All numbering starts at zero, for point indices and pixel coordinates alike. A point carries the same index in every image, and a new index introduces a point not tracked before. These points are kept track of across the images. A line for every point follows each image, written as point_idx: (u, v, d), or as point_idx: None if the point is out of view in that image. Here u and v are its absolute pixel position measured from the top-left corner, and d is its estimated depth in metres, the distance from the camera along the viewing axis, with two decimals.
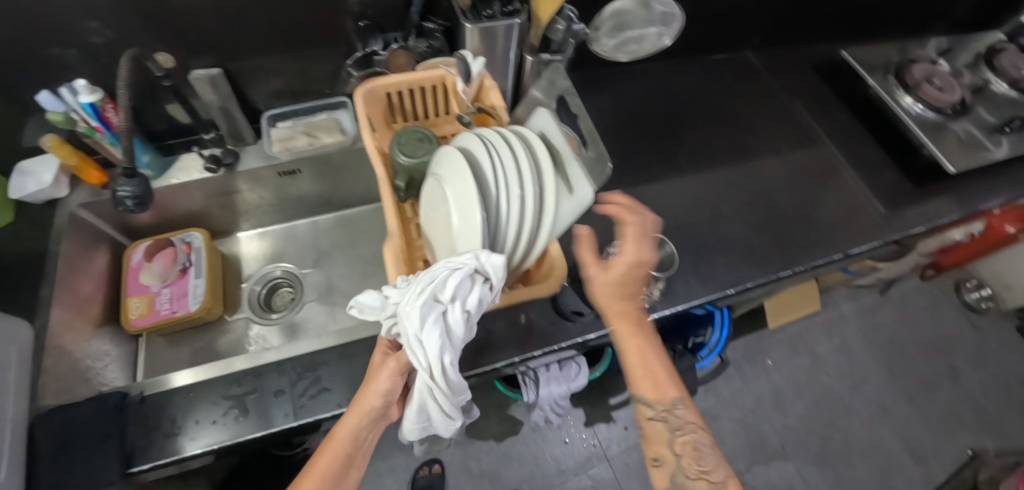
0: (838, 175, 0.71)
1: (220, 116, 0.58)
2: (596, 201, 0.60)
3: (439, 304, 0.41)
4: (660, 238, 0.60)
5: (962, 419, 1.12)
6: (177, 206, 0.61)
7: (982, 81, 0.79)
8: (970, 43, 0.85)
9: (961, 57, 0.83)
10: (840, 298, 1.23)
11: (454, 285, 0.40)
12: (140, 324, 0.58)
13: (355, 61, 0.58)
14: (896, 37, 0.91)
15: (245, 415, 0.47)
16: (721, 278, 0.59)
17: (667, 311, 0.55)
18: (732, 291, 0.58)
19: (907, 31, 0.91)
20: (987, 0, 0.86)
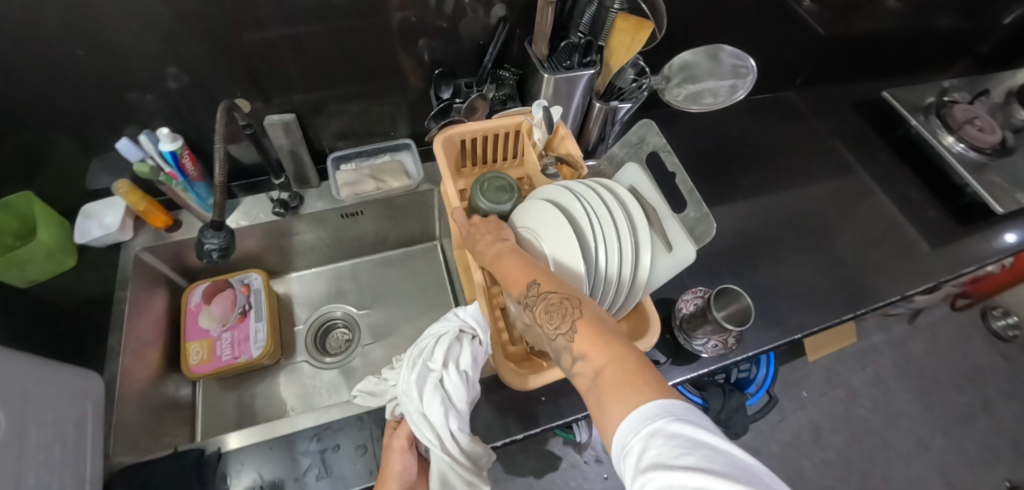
0: (882, 211, 0.72)
1: (290, 159, 0.55)
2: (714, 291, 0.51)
3: (432, 370, 0.38)
4: (734, 288, 0.51)
5: (1001, 451, 1.03)
6: (237, 247, 0.59)
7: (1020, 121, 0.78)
8: (1000, 80, 0.85)
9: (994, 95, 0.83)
10: (871, 328, 1.12)
11: (443, 348, 0.38)
12: (200, 370, 0.54)
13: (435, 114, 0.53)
14: (922, 75, 0.92)
15: (325, 473, 0.43)
16: (786, 323, 0.58)
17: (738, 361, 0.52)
18: (799, 336, 0.57)
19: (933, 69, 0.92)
20: (1014, 40, 0.88)
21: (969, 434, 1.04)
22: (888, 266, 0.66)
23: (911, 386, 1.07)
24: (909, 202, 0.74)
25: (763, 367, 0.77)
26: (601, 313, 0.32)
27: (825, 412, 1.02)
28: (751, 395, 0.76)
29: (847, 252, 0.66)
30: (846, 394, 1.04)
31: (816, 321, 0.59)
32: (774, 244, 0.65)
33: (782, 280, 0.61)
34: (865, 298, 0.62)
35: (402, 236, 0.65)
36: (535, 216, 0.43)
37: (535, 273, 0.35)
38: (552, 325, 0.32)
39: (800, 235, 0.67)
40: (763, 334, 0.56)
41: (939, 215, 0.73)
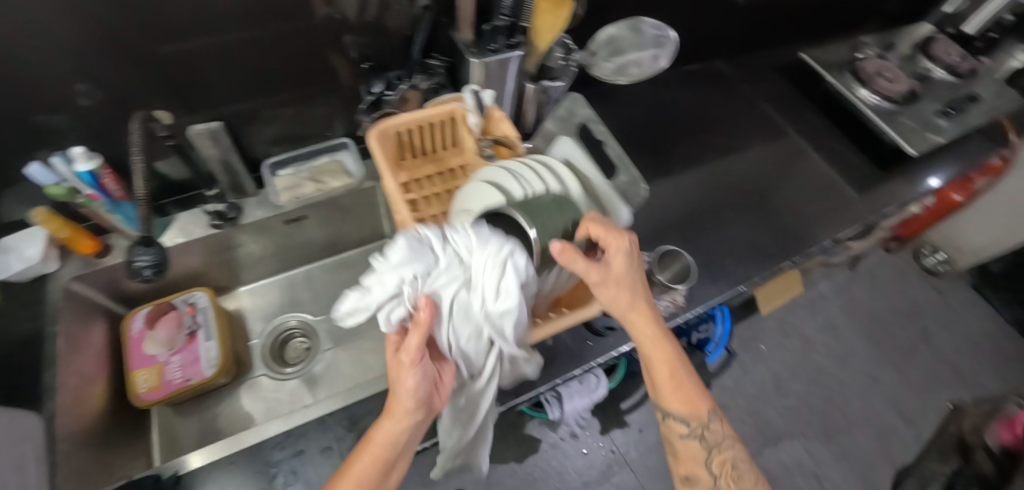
0: (810, 163, 0.77)
1: (221, 169, 0.53)
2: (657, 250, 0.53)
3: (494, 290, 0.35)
4: (674, 247, 0.54)
5: (943, 376, 1.12)
6: (176, 266, 0.56)
7: (924, 70, 0.85)
8: (907, 34, 0.91)
9: (900, 49, 0.89)
10: (817, 278, 1.20)
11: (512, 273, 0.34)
12: (150, 397, 0.52)
13: (365, 107, 0.52)
14: (837, 36, 0.98)
15: (291, 478, 0.42)
16: (732, 276, 0.61)
17: (690, 317, 0.54)
18: (744, 287, 0.60)
19: (846, 30, 0.98)
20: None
21: (914, 364, 1.13)
22: (819, 214, 0.70)
23: (858, 327, 1.15)
24: (834, 153, 0.79)
25: (719, 323, 0.80)
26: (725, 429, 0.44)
27: (783, 362, 1.07)
28: (709, 353, 0.80)
29: (782, 206, 0.70)
30: (801, 343, 1.10)
31: (758, 272, 0.62)
32: (714, 205, 0.68)
33: (724, 238, 0.65)
34: (800, 246, 0.66)
35: (351, 237, 0.65)
36: (476, 193, 0.43)
37: (684, 379, 0.44)
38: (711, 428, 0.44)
39: (737, 194, 0.70)
40: (709, 289, 0.59)
41: (864, 164, 0.78)
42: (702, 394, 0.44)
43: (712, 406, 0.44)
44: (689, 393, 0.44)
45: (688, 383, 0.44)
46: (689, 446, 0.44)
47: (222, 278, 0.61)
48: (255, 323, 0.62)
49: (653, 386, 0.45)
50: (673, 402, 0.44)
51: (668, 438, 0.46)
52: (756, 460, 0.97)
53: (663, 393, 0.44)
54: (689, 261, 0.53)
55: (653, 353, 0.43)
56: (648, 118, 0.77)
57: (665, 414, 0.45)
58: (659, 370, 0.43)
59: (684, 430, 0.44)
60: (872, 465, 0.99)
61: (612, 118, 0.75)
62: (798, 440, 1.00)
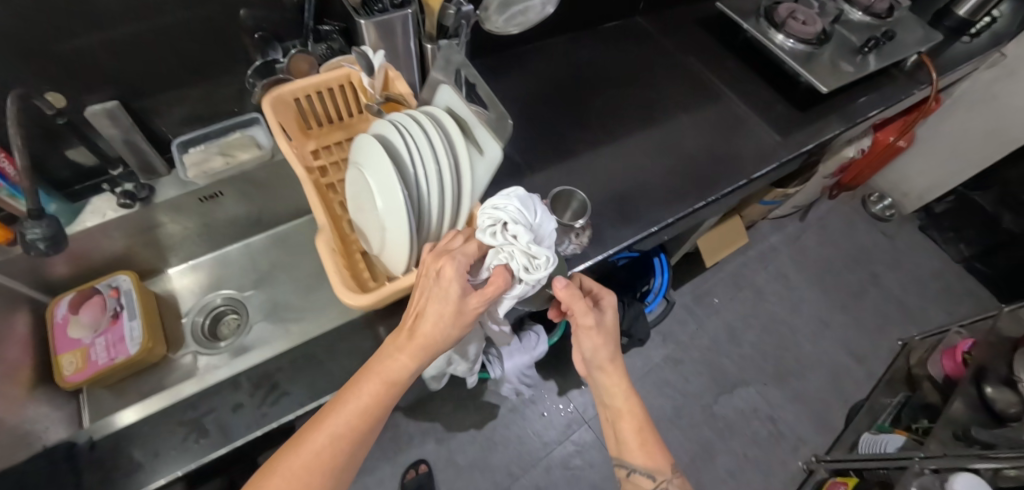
0: (729, 110, 0.79)
1: (126, 150, 0.54)
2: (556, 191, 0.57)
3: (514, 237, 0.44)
4: (571, 188, 0.57)
5: (892, 316, 1.16)
6: (95, 251, 0.57)
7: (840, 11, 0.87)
8: None
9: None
10: (767, 231, 1.24)
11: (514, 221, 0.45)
12: (76, 379, 0.53)
13: (254, 71, 0.51)
14: None
15: (205, 435, 0.44)
16: (646, 218, 0.64)
17: (600, 257, 0.58)
18: (656, 229, 0.63)
19: None
20: None
21: (863, 306, 1.16)
22: (735, 159, 0.73)
23: (807, 274, 1.19)
24: (754, 100, 0.81)
25: (659, 275, 0.83)
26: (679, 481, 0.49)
27: (735, 312, 1.11)
28: (647, 303, 0.82)
29: (699, 153, 0.73)
30: (753, 293, 1.14)
31: (671, 215, 0.65)
32: (632, 155, 0.71)
33: (640, 186, 0.68)
34: (711, 188, 0.69)
35: (275, 213, 0.66)
36: (362, 143, 0.44)
37: (646, 427, 0.50)
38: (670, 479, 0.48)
39: (655, 145, 0.73)
40: (621, 232, 0.62)
41: (785, 109, 0.81)
42: (664, 453, 0.50)
43: (673, 465, 0.49)
44: (652, 450, 0.50)
45: (653, 442, 0.50)
46: None
47: (147, 261, 0.62)
48: (187, 298, 0.64)
49: (620, 444, 0.51)
50: (636, 456, 0.50)
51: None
52: (713, 408, 1.00)
53: (628, 448, 0.50)
54: (583, 199, 0.57)
55: (624, 403, 0.50)
56: (569, 76, 0.78)
57: (629, 470, 0.50)
58: (628, 427, 0.50)
59: (647, 483, 0.49)
60: (820, 399, 1.05)
61: (531, 78, 0.76)
62: (754, 385, 1.03)
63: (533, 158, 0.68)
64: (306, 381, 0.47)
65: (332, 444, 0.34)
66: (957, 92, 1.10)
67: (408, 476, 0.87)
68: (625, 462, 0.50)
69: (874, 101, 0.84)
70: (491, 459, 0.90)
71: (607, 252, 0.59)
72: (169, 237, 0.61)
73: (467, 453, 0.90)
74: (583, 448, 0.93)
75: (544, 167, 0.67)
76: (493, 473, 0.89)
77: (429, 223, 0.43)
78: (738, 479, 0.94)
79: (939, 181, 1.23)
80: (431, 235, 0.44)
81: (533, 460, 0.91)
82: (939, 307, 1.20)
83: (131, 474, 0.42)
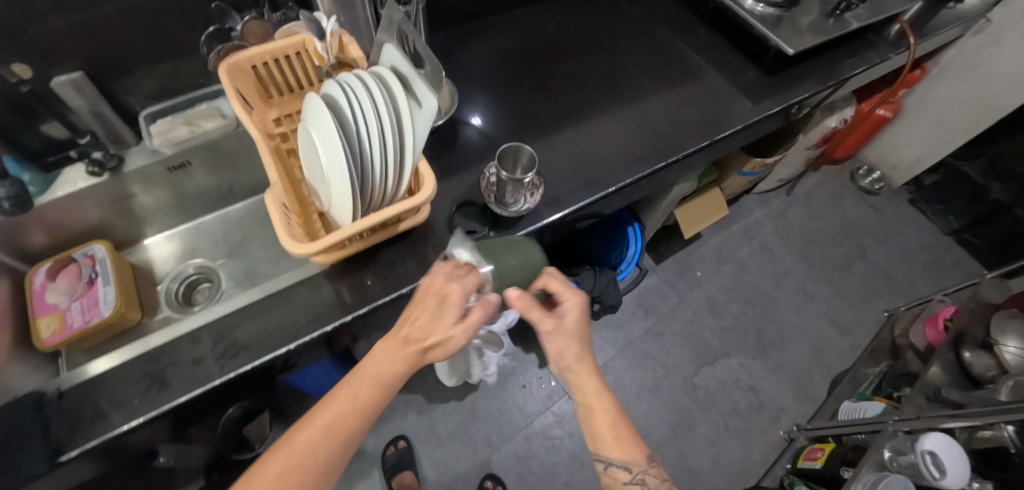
0: (698, 76, 0.80)
1: (94, 121, 0.55)
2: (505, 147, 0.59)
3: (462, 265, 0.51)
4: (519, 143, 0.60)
5: (876, 288, 1.17)
6: (72, 223, 0.59)
7: None
8: None
9: None
10: (753, 205, 1.25)
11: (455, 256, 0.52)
12: (53, 341, 0.55)
13: (208, 38, 0.57)
14: None
15: (166, 386, 0.46)
16: (602, 180, 0.66)
17: (555, 216, 0.61)
18: (613, 189, 0.66)
19: None
20: None
21: (848, 279, 1.18)
22: (701, 124, 0.74)
23: (790, 247, 1.21)
24: (725, 67, 0.81)
25: (632, 243, 0.86)
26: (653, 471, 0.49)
27: (718, 287, 1.14)
28: (620, 271, 0.84)
29: (664, 119, 0.74)
30: (737, 267, 1.16)
31: (631, 174, 0.68)
32: (597, 122, 0.72)
33: (600, 150, 0.69)
34: (673, 150, 0.71)
35: (246, 184, 0.69)
36: (308, 102, 0.45)
37: (619, 421, 0.49)
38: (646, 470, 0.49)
39: (621, 112, 0.74)
40: (580, 195, 0.64)
41: (757, 75, 0.81)
42: (638, 443, 0.50)
43: (646, 454, 0.50)
44: (626, 444, 0.49)
45: (627, 435, 0.50)
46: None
47: (124, 231, 0.64)
48: (161, 266, 0.67)
49: (596, 440, 0.50)
50: (612, 450, 0.48)
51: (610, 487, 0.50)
52: (693, 380, 1.04)
53: (601, 444, 0.49)
54: (530, 151, 0.59)
55: (595, 402, 0.48)
56: (535, 46, 0.79)
57: (607, 464, 0.49)
58: (603, 425, 0.49)
59: (624, 477, 0.49)
60: (797, 367, 1.07)
61: (498, 49, 0.77)
62: (734, 357, 1.07)
63: (498, 126, 0.69)
64: (264, 334, 0.50)
65: (323, 437, 0.37)
66: (942, 61, 1.06)
67: (388, 452, 0.92)
68: (601, 458, 0.49)
69: (847, 66, 0.84)
70: (470, 430, 0.96)
71: (566, 210, 0.62)
72: (143, 208, 0.63)
73: (448, 424, 0.96)
74: (564, 419, 0.98)
75: (509, 136, 0.68)
76: (473, 443, 0.95)
77: (373, 177, 0.45)
78: (716, 447, 0.98)
79: (929, 152, 1.21)
80: (376, 190, 0.46)
81: (512, 429, 0.97)
82: (924, 278, 1.20)
83: (97, 422, 0.44)
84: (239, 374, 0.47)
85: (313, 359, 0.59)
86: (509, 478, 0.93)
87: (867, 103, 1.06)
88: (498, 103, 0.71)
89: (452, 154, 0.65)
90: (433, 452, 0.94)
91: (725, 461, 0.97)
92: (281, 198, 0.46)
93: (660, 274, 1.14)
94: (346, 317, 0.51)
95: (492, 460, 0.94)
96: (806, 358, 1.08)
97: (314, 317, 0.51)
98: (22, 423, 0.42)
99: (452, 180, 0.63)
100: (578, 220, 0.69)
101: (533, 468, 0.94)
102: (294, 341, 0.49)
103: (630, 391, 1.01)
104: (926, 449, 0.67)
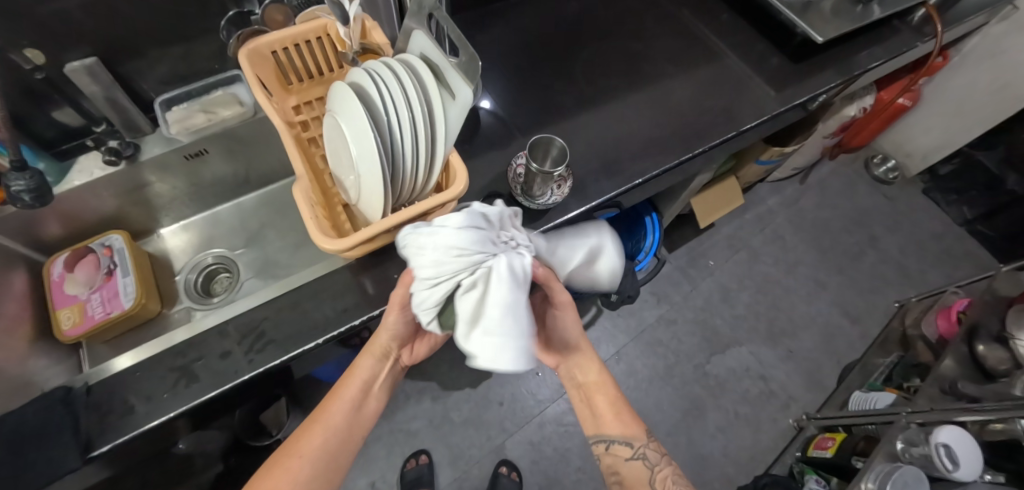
0: (720, 62, 0.78)
1: (109, 108, 0.53)
2: (535, 138, 0.58)
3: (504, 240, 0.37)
4: (549, 133, 0.60)
5: (888, 277, 1.18)
6: (88, 211, 0.58)
7: None
8: None
9: None
10: (766, 193, 1.24)
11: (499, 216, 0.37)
12: (75, 333, 0.55)
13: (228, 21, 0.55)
14: None
15: (195, 380, 0.46)
16: (628, 172, 0.65)
17: (581, 209, 0.60)
18: (639, 181, 0.64)
19: None
20: None
21: (860, 269, 1.18)
22: (726, 112, 0.72)
23: (804, 236, 1.20)
24: (748, 53, 0.79)
25: (649, 234, 0.86)
26: (643, 437, 0.53)
27: (729, 276, 1.14)
28: (638, 261, 0.84)
29: (689, 108, 0.72)
30: (749, 255, 1.16)
31: (656, 166, 0.66)
32: (620, 110, 0.70)
33: (625, 139, 0.68)
34: (697, 140, 0.69)
35: (262, 173, 0.67)
36: (336, 91, 0.43)
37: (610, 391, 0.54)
38: (643, 442, 0.53)
39: (645, 100, 0.72)
40: (604, 186, 0.63)
41: (781, 62, 0.79)
42: (635, 419, 0.54)
43: (644, 431, 0.53)
44: (624, 418, 0.54)
45: (623, 410, 0.54)
46: (632, 463, 0.52)
47: (140, 221, 0.63)
48: (179, 258, 0.66)
49: (597, 419, 0.54)
50: (612, 426, 0.53)
51: (613, 468, 0.53)
52: (705, 367, 1.04)
53: (601, 418, 0.54)
54: (562, 143, 0.59)
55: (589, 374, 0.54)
56: (555, 29, 0.76)
57: (608, 443, 0.53)
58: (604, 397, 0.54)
59: (628, 453, 0.52)
60: (808, 356, 1.08)
61: (517, 32, 0.75)
62: (745, 346, 1.07)
63: (519, 113, 0.68)
64: (293, 328, 0.49)
65: (309, 448, 0.46)
66: (964, 49, 1.03)
67: (409, 466, 0.91)
68: (604, 436, 0.53)
69: (875, 52, 0.82)
70: (483, 415, 0.97)
71: (590, 203, 0.61)
72: (157, 196, 0.61)
73: (462, 411, 0.97)
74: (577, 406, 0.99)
75: (532, 124, 0.67)
76: (487, 428, 0.97)
77: (404, 171, 0.43)
78: (727, 435, 0.99)
79: (945, 141, 1.19)
80: (406, 183, 0.44)
81: (526, 416, 0.98)
82: (936, 267, 1.21)
83: (125, 417, 0.44)
84: (267, 369, 0.47)
85: (337, 349, 0.59)
86: (523, 464, 0.94)
87: (887, 92, 1.04)
88: (519, 90, 0.69)
89: (474, 143, 0.64)
90: (448, 439, 0.95)
91: (735, 448, 0.98)
92: (308, 191, 0.45)
93: (673, 263, 1.14)
94: (373, 312, 0.51)
95: (506, 446, 0.95)
96: (817, 347, 1.09)
97: (339, 312, 0.50)
98: (52, 418, 0.42)
99: (475, 170, 0.62)
100: (600, 211, 0.68)
101: (546, 453, 0.96)
102: (321, 336, 0.49)
103: (642, 379, 1.02)
104: (935, 440, 0.68)
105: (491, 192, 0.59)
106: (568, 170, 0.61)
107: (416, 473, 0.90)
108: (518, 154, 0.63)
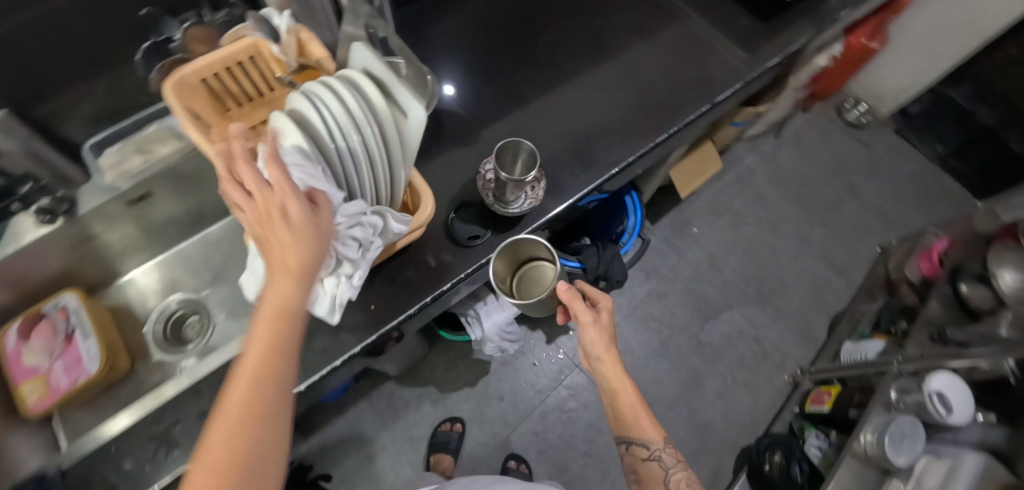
0: (689, 28, 0.74)
1: (33, 163, 0.49)
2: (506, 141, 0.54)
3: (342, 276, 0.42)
4: (515, 136, 0.55)
5: (868, 224, 1.20)
6: (34, 275, 0.54)
7: None
8: None
9: None
10: (743, 153, 1.24)
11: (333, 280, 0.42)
12: (43, 405, 0.51)
13: (145, 49, 0.51)
14: None
15: (175, 446, 0.44)
16: (605, 161, 0.62)
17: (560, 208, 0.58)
18: (616, 170, 0.62)
19: None
20: None
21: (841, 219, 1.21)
22: (701, 83, 0.70)
23: (785, 193, 1.22)
24: (717, 16, 0.75)
25: (632, 215, 0.85)
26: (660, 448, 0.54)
27: (714, 242, 1.15)
28: (623, 245, 0.83)
29: (663, 83, 0.69)
30: (732, 218, 1.17)
31: (632, 151, 0.63)
32: (591, 94, 0.67)
33: (598, 125, 0.65)
34: (672, 118, 0.66)
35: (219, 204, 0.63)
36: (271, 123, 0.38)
37: (632, 404, 0.55)
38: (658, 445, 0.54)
39: (615, 80, 0.68)
40: (581, 180, 0.61)
41: (750, 22, 0.76)
42: (655, 425, 0.55)
43: (664, 440, 0.55)
44: (644, 425, 0.55)
45: (644, 419, 0.55)
46: (649, 463, 0.54)
47: (100, 275, 0.60)
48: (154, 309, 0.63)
49: (618, 422, 0.56)
50: (632, 432, 0.55)
51: (631, 466, 0.55)
52: (699, 336, 1.07)
53: (621, 426, 0.55)
54: (530, 146, 0.55)
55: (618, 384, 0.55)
56: (513, 12, 0.72)
57: (626, 443, 0.55)
58: (617, 402, 0.55)
59: (645, 455, 0.54)
60: (797, 312, 1.11)
61: (474, 21, 0.70)
62: (735, 309, 1.10)
63: (485, 109, 0.64)
64: None
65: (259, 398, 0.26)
66: None
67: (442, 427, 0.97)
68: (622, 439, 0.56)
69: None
70: (487, 413, 0.98)
71: (568, 200, 0.59)
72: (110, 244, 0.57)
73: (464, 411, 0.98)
74: (577, 391, 1.01)
75: (501, 121, 0.63)
76: (492, 424, 0.98)
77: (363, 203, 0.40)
78: (726, 400, 1.02)
79: (916, 80, 1.18)
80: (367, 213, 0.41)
81: (529, 408, 0.99)
82: (914, 209, 1.23)
83: None
84: None
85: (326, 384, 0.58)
86: (530, 455, 0.96)
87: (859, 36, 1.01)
88: (483, 85, 0.65)
89: (441, 148, 0.60)
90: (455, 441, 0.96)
91: (735, 411, 1.01)
92: None
93: (658, 236, 1.14)
94: (353, 349, 0.49)
95: (511, 440, 0.97)
96: (805, 302, 1.12)
97: (317, 353, 0.48)
98: None
99: (445, 178, 0.58)
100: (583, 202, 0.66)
101: (552, 442, 0.97)
102: (303, 381, 0.47)
103: (639, 356, 1.04)
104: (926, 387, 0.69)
105: (462, 202, 0.56)
106: (540, 171, 0.57)
107: (446, 436, 0.95)
108: (484, 160, 0.58)
